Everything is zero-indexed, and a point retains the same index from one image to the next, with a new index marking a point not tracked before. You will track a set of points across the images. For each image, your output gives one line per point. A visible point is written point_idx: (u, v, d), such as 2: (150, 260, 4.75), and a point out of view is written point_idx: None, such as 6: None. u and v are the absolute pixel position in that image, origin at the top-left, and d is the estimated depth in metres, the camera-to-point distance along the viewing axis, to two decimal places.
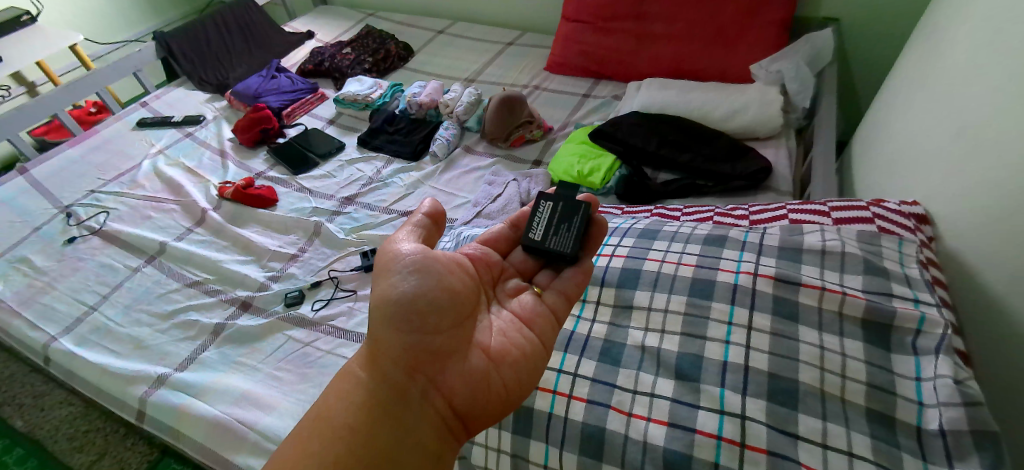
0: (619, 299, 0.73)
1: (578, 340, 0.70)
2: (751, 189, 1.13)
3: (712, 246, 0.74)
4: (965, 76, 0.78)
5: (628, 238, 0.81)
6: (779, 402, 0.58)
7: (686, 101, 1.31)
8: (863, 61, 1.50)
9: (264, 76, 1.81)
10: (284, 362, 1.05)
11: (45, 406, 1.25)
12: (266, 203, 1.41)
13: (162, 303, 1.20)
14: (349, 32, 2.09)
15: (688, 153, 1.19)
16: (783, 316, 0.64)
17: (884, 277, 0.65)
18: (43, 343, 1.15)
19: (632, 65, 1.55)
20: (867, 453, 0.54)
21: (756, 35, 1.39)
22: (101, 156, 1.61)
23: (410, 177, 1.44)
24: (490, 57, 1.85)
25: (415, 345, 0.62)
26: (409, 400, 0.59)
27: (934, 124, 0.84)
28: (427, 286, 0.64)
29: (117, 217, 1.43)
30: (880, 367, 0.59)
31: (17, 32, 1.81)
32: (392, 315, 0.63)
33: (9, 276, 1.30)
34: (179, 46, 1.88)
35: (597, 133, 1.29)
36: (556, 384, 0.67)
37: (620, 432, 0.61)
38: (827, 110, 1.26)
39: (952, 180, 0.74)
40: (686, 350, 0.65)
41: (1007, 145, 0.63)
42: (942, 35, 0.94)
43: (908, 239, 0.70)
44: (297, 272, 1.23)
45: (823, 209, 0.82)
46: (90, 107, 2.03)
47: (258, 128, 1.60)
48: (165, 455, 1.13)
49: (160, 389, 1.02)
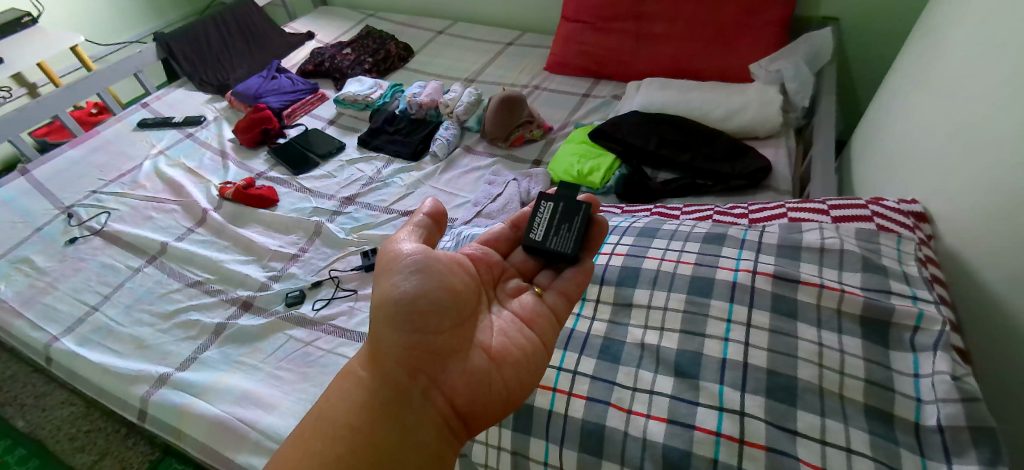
0: (619, 297, 0.73)
1: (577, 338, 0.71)
2: (751, 188, 1.14)
3: (711, 244, 0.74)
4: (964, 74, 0.78)
5: (628, 236, 0.81)
6: (778, 398, 0.59)
7: (685, 101, 1.31)
8: (863, 60, 1.50)
9: (265, 77, 1.81)
10: (285, 362, 1.05)
11: (46, 407, 1.26)
12: (267, 204, 1.41)
13: (163, 303, 1.21)
14: (349, 33, 2.10)
15: (688, 152, 1.19)
16: (782, 313, 0.64)
17: (882, 274, 0.66)
18: (45, 343, 1.16)
19: (631, 65, 1.56)
20: (866, 448, 0.55)
21: (755, 35, 1.40)
22: (102, 157, 1.62)
23: (410, 177, 1.44)
24: (490, 58, 1.85)
25: (416, 345, 0.62)
26: (411, 400, 0.60)
27: (932, 123, 0.84)
28: (428, 286, 0.65)
29: (118, 217, 1.43)
30: (879, 364, 0.60)
31: (17, 34, 1.81)
32: (393, 315, 0.63)
33: (11, 276, 1.30)
34: (181, 49, 1.88)
35: (597, 132, 1.29)
36: (556, 382, 0.67)
37: (620, 429, 0.61)
38: (826, 109, 1.26)
39: (951, 179, 0.74)
40: (685, 347, 0.65)
41: (1006, 145, 0.64)
42: (940, 35, 0.95)
43: (906, 237, 0.70)
44: (297, 272, 1.24)
45: (822, 207, 0.82)
46: (91, 108, 2.04)
47: (258, 129, 1.60)
48: (166, 455, 1.13)
49: (161, 389, 1.03)
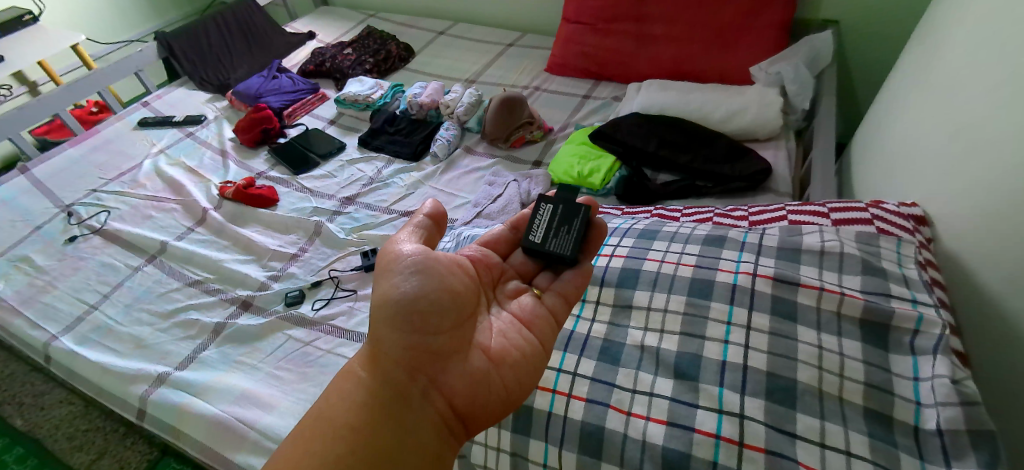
0: (619, 298, 0.73)
1: (577, 339, 0.71)
2: (751, 190, 1.14)
3: (711, 246, 0.74)
4: (964, 77, 0.78)
5: (627, 238, 0.81)
6: (777, 401, 0.59)
7: (685, 102, 1.31)
8: (862, 63, 1.50)
9: (265, 76, 1.81)
10: (284, 362, 1.05)
11: (45, 406, 1.25)
12: (266, 203, 1.41)
13: (162, 303, 1.20)
14: (350, 33, 2.10)
15: (688, 154, 1.19)
16: (782, 316, 0.64)
17: (882, 277, 0.66)
18: (44, 342, 1.15)
19: (632, 67, 1.56)
20: (865, 451, 0.55)
21: (755, 37, 1.40)
22: (102, 155, 1.62)
23: (410, 177, 1.44)
24: (490, 59, 1.85)
25: (415, 345, 0.62)
26: (410, 400, 0.60)
27: (932, 125, 0.84)
28: (428, 287, 0.65)
29: (118, 216, 1.43)
30: (878, 367, 0.60)
31: (17, 32, 1.81)
32: (393, 316, 0.63)
33: (10, 275, 1.30)
34: (181, 47, 1.88)
35: (597, 134, 1.29)
36: (555, 383, 0.67)
37: (619, 431, 0.61)
38: (826, 112, 1.26)
39: (951, 181, 0.75)
40: (684, 349, 0.65)
41: (1005, 146, 0.64)
42: (940, 37, 0.95)
43: (905, 240, 0.70)
44: (297, 272, 1.24)
45: (822, 210, 0.82)
46: (91, 107, 2.04)
47: (258, 129, 1.60)
48: (165, 455, 1.13)
49: (160, 388, 1.03)
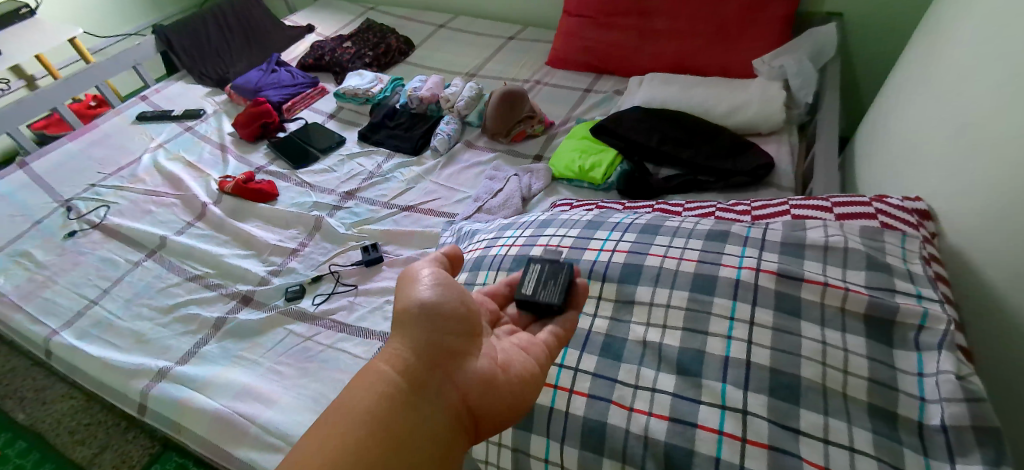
0: (620, 294, 0.72)
1: (578, 335, 0.70)
2: (753, 185, 1.13)
3: (714, 241, 0.73)
4: (972, 70, 0.77)
5: (629, 233, 0.79)
6: (780, 397, 0.58)
7: (687, 97, 1.31)
8: (866, 56, 1.49)
9: (264, 70, 1.80)
10: (285, 357, 1.05)
11: (47, 400, 1.25)
12: (266, 198, 1.40)
13: (162, 298, 1.20)
14: (349, 27, 2.08)
15: (691, 148, 1.19)
16: (785, 312, 0.64)
17: (887, 272, 0.65)
18: (44, 336, 1.15)
19: (633, 61, 1.55)
20: (868, 448, 0.54)
21: (759, 31, 1.39)
22: (102, 150, 1.61)
23: (411, 172, 1.43)
24: (491, 52, 1.84)
25: (434, 344, 0.59)
26: (426, 399, 0.55)
27: (937, 121, 0.84)
28: (448, 296, 0.62)
29: (117, 211, 1.42)
30: (882, 363, 0.59)
31: (15, 26, 1.80)
32: (412, 318, 0.60)
33: (10, 270, 1.30)
34: (179, 42, 1.88)
35: (598, 128, 1.29)
36: (557, 379, 0.67)
37: (621, 427, 0.61)
38: (829, 106, 1.25)
39: (955, 177, 0.74)
40: (687, 345, 0.65)
41: (1009, 143, 0.63)
42: (945, 32, 0.94)
43: (910, 235, 0.70)
44: (297, 267, 1.23)
45: (826, 205, 0.82)
46: (90, 101, 2.03)
47: (258, 123, 1.59)
48: (167, 449, 1.12)
49: (161, 383, 1.02)
